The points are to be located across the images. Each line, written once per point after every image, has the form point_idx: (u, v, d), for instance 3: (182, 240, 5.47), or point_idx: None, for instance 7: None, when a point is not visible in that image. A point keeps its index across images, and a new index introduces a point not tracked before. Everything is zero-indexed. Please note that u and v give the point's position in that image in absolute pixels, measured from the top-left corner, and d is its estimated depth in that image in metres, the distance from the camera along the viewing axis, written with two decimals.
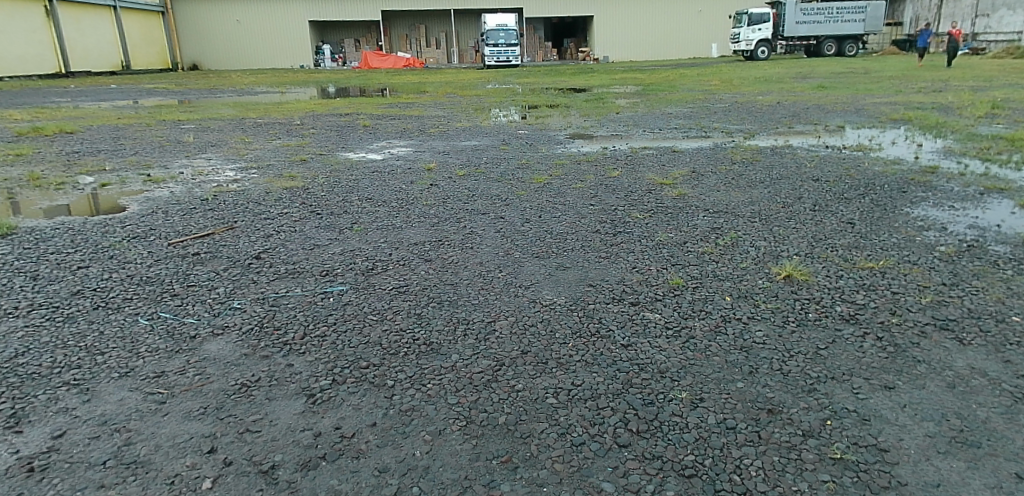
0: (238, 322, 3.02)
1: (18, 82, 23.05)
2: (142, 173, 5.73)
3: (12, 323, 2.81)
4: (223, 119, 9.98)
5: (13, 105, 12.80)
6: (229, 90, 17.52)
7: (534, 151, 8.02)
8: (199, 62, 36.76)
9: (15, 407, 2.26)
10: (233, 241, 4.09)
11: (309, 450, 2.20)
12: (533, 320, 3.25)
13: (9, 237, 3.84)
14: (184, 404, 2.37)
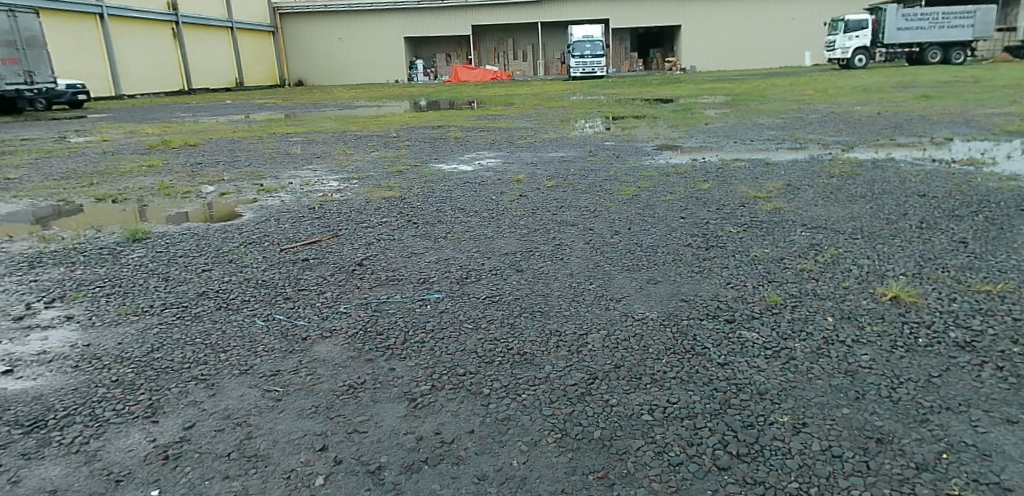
0: (344, 326, 3.16)
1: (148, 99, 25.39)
2: (255, 183, 6.12)
3: (149, 320, 3.05)
4: (326, 132, 10.53)
5: (146, 120, 14.09)
6: (330, 104, 18.51)
7: (622, 163, 7.94)
8: (304, 78, 39.05)
9: (152, 398, 2.42)
10: (337, 248, 4.30)
11: (411, 453, 2.26)
12: (626, 335, 3.21)
13: (145, 242, 4.19)
14: (298, 402, 2.50)
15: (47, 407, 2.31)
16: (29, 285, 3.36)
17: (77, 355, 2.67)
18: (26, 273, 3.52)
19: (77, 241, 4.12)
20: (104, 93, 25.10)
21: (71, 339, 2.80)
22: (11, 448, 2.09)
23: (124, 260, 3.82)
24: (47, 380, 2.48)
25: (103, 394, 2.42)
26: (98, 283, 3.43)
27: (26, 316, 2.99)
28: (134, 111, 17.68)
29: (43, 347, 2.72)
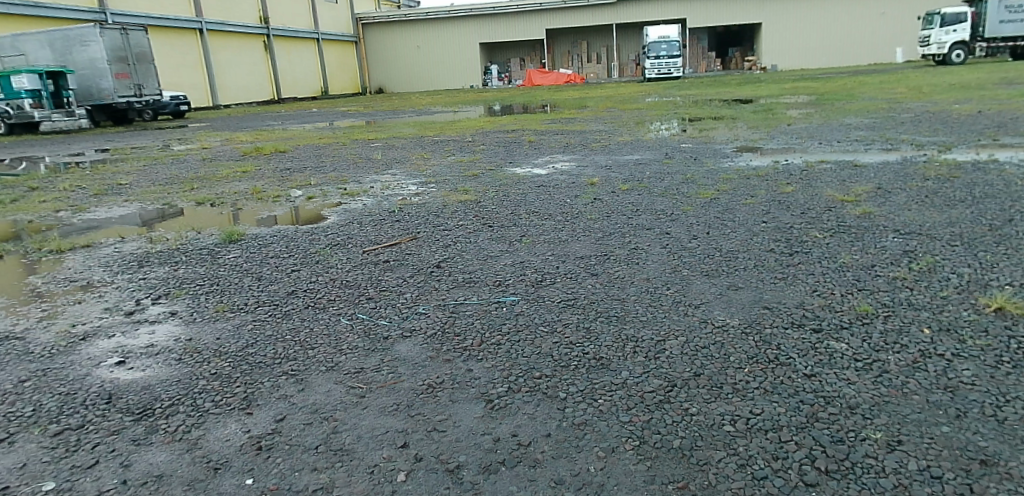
0: (424, 327, 3.24)
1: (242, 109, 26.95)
2: (340, 188, 6.35)
3: (244, 317, 3.22)
4: (405, 137, 10.82)
5: (240, 129, 14.94)
6: (408, 110, 19.01)
7: (700, 165, 7.72)
8: (384, 86, 40.35)
9: (247, 391, 2.56)
10: (416, 250, 4.41)
11: (488, 454, 2.28)
12: (705, 342, 3.11)
13: (240, 243, 4.44)
14: (381, 399, 2.58)
15: (154, 396, 2.47)
16: (138, 282, 3.61)
17: (181, 349, 2.85)
18: (136, 271, 3.79)
19: (181, 242, 4.41)
20: (203, 103, 26.80)
21: (175, 334, 2.99)
22: (123, 432, 2.24)
23: (222, 260, 4.06)
24: (155, 371, 2.66)
25: (203, 386, 2.56)
26: (199, 282, 3.66)
27: (135, 312, 3.22)
28: (229, 120, 18.79)
29: (152, 340, 2.92)
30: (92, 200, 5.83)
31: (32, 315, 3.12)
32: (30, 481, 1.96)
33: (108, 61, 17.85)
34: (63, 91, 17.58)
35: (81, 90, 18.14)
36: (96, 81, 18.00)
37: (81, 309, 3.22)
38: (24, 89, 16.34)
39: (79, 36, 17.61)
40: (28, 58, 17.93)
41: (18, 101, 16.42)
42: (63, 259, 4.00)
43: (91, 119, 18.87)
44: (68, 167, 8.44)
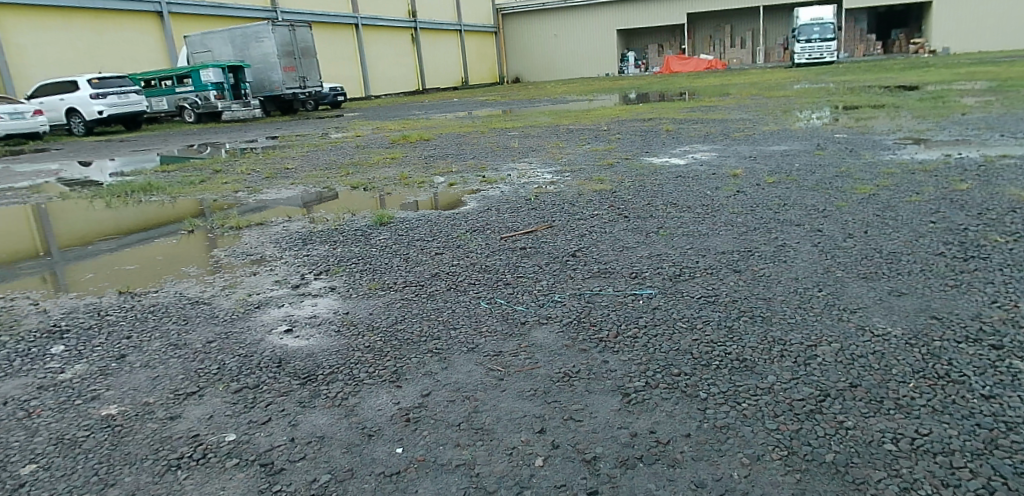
0: (560, 315, 3.25)
1: (388, 99, 28.55)
2: (479, 175, 6.54)
3: (393, 295, 3.42)
4: (540, 126, 10.93)
5: (387, 118, 15.83)
6: (544, 100, 19.15)
7: (857, 158, 7.09)
8: (520, 75, 41.05)
9: (396, 365, 2.71)
10: (552, 238, 4.43)
11: (626, 448, 2.23)
12: (862, 351, 2.85)
13: (389, 225, 4.71)
14: (519, 384, 2.62)
15: (317, 364, 2.68)
16: (302, 259, 3.94)
17: (339, 321, 3.08)
18: (300, 249, 4.14)
19: (337, 224, 4.75)
20: (357, 94, 28.75)
21: (334, 307, 3.24)
22: (292, 394, 2.46)
23: (373, 241, 4.32)
24: (318, 340, 2.89)
25: (358, 358, 2.75)
26: (354, 260, 3.94)
27: (300, 285, 3.52)
28: (376, 110, 19.96)
29: (314, 312, 3.18)
30: (264, 182, 6.45)
31: (216, 284, 3.52)
32: (215, 430, 2.21)
33: (278, 56, 19.61)
34: (241, 84, 19.61)
35: (256, 83, 20.16)
36: (268, 74, 19.87)
37: (255, 280, 3.57)
38: (210, 82, 18.43)
39: (255, 32, 19.35)
40: (214, 54, 20.02)
41: (205, 93, 18.57)
42: (240, 235, 4.44)
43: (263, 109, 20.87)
44: (244, 152, 9.42)
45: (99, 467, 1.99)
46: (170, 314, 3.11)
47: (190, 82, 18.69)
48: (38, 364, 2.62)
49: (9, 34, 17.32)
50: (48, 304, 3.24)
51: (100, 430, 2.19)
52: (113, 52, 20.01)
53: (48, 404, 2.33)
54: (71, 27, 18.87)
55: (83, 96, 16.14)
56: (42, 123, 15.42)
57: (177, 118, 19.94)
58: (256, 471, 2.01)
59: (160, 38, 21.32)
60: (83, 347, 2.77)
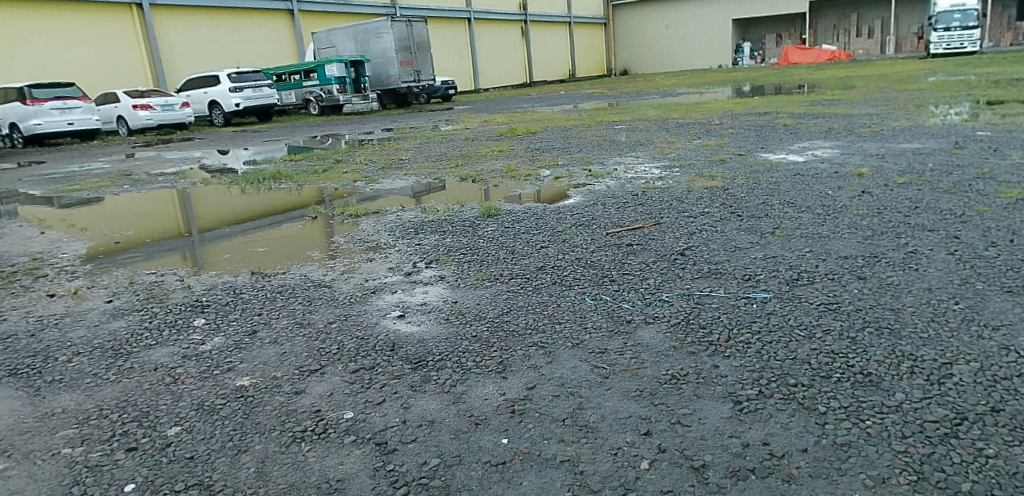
0: (668, 315, 3.16)
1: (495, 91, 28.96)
2: (585, 169, 6.48)
3: (499, 287, 3.47)
4: (648, 119, 10.69)
5: (493, 111, 16.06)
6: (652, 92, 18.72)
7: (1003, 158, 6.38)
8: (628, 66, 40.40)
9: (502, 356, 2.74)
10: (660, 235, 4.32)
11: (737, 458, 2.13)
12: (1008, 374, 2.56)
13: (496, 217, 4.78)
14: (624, 383, 2.57)
15: (427, 351, 2.78)
16: (414, 248, 4.08)
17: (448, 310, 3.17)
18: (413, 238, 4.29)
19: (447, 214, 4.88)
20: (466, 87, 29.43)
21: (444, 296, 3.34)
22: (404, 378, 2.56)
23: (481, 233, 4.40)
24: (428, 327, 2.99)
25: (467, 347, 2.82)
26: (462, 250, 4.03)
27: (411, 273, 3.65)
28: (483, 103, 20.32)
29: (425, 299, 3.29)
30: (380, 172, 6.73)
31: (336, 268, 3.72)
32: (335, 407, 2.34)
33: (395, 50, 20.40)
34: (361, 78, 20.52)
35: (374, 77, 21.09)
36: (385, 68, 20.71)
37: (371, 267, 3.74)
38: (334, 76, 19.45)
39: (375, 29, 20.41)
40: (337, 50, 21.35)
41: (329, 86, 19.58)
42: (358, 223, 4.66)
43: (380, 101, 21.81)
44: (362, 143, 9.90)
45: (234, 434, 2.17)
46: (295, 295, 3.33)
47: (316, 76, 19.74)
48: (183, 335, 2.88)
49: (164, 32, 19.63)
50: (191, 281, 3.56)
51: (235, 399, 2.38)
52: (249, 48, 22.03)
53: (191, 372, 2.56)
54: (215, 25, 20.96)
55: (222, 90, 17.55)
56: (188, 114, 16.89)
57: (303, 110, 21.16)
58: (371, 449, 2.11)
59: (290, 35, 23.21)
60: (221, 321, 3.02)
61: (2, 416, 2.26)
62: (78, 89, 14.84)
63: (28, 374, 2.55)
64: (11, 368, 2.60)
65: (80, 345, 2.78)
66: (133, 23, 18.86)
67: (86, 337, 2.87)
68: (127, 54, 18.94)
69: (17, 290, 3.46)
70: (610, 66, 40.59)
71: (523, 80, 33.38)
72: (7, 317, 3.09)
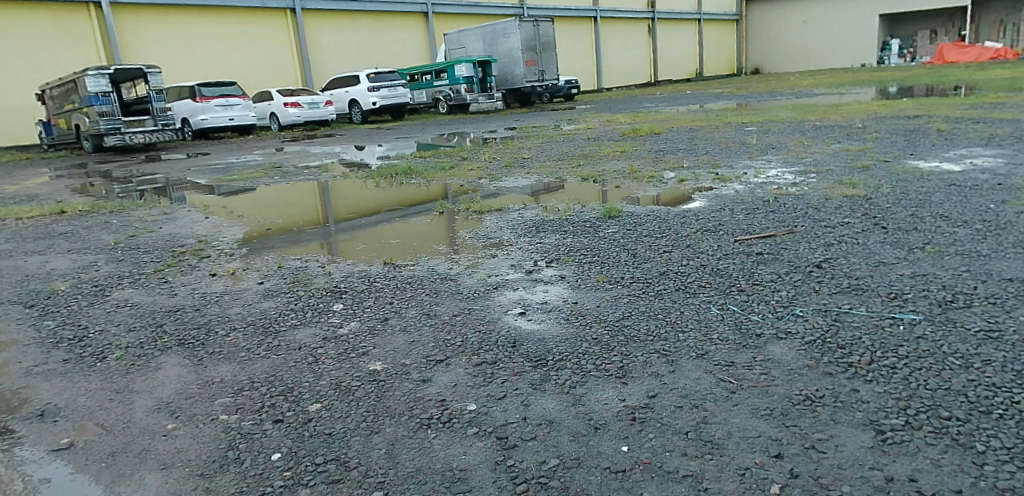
0: (801, 331, 2.96)
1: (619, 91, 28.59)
2: (712, 172, 6.26)
3: (619, 290, 3.43)
4: (782, 121, 10.12)
5: (616, 110, 15.86)
6: (785, 93, 17.68)
7: None
8: (761, 66, 38.54)
9: (622, 361, 2.70)
10: (794, 245, 4.07)
11: (879, 493, 1.94)
12: None
13: (618, 218, 4.73)
14: (752, 400, 2.44)
15: (547, 349, 2.79)
16: (535, 246, 4.13)
17: (569, 310, 3.17)
18: (535, 236, 4.34)
19: (569, 214, 4.89)
20: (589, 86, 29.33)
21: (565, 296, 3.34)
22: (525, 375, 2.59)
23: (603, 234, 4.36)
24: (549, 326, 3.01)
25: (586, 348, 2.80)
26: (583, 251, 4.02)
27: (533, 271, 3.69)
28: (604, 103, 20.11)
29: (546, 298, 3.31)
30: (503, 170, 6.86)
31: (461, 263, 3.83)
32: (459, 398, 2.42)
33: (522, 50, 20.71)
34: (488, 78, 20.99)
35: (500, 77, 21.54)
36: (510, 68, 21.10)
37: (493, 263, 3.82)
38: (462, 76, 19.97)
39: (503, 29, 20.81)
40: (467, 50, 22.09)
41: (458, 86, 20.25)
42: (482, 219, 4.79)
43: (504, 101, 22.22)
44: (487, 142, 10.15)
45: (367, 415, 2.30)
46: (424, 286, 3.47)
47: (447, 75, 20.42)
48: (323, 318, 3.10)
49: (314, 34, 21.54)
50: (331, 267, 3.81)
51: (369, 382, 2.52)
52: (385, 49, 23.37)
53: (330, 353, 2.75)
54: (357, 28, 22.50)
55: (362, 89, 18.66)
56: (330, 112, 17.96)
57: (433, 109, 22.02)
58: (493, 443, 2.16)
59: (422, 35, 24.32)
60: (357, 307, 3.22)
61: (171, 381, 2.53)
62: (238, 88, 16.29)
63: (194, 344, 2.85)
64: (179, 337, 2.91)
65: (237, 321, 3.07)
66: (286, 27, 20.80)
67: (241, 314, 3.15)
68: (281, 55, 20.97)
69: (186, 268, 3.87)
70: (741, 65, 38.94)
71: (648, 80, 32.68)
72: (178, 292, 3.46)
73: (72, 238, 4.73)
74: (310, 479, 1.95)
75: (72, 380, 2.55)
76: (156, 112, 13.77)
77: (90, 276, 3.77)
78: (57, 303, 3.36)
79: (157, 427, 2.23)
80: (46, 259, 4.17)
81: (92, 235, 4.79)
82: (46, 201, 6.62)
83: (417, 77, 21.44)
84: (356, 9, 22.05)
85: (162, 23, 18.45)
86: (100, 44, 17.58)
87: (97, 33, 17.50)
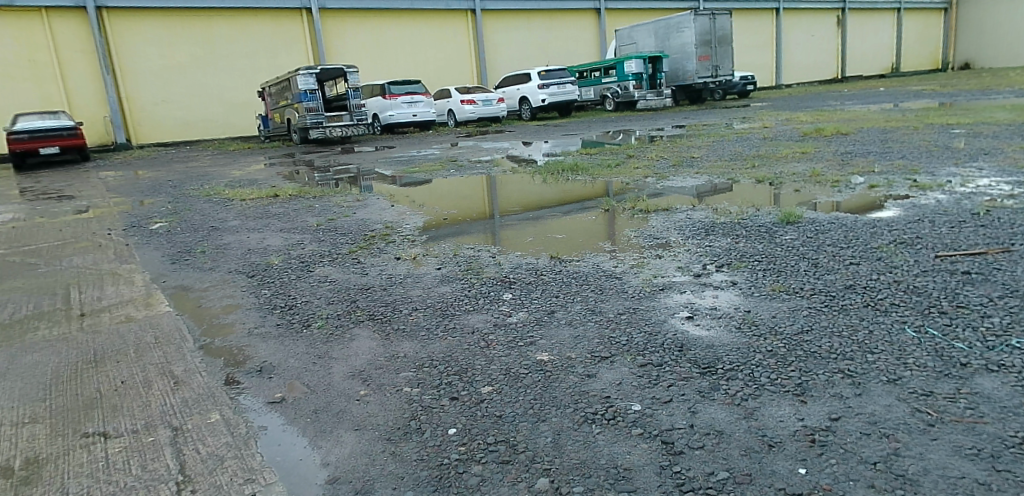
0: (1019, 365, 2.55)
1: (799, 88, 26.49)
2: (909, 178, 5.63)
3: (798, 301, 3.20)
4: (1001, 123, 8.79)
5: (797, 109, 14.69)
6: (1005, 90, 15.27)
7: None
8: (972, 60, 33.71)
9: (801, 378, 2.53)
10: (1010, 266, 3.52)
11: None
12: None
13: (796, 225, 4.41)
14: (955, 436, 2.15)
15: (717, 357, 2.70)
16: (705, 249, 4.00)
17: (740, 318, 3.04)
18: (703, 238, 4.19)
19: (741, 217, 4.66)
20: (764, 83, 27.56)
21: (736, 303, 3.21)
22: (692, 381, 2.53)
23: (779, 241, 4.11)
24: (718, 333, 2.90)
25: (760, 361, 2.66)
26: (757, 257, 3.82)
27: (702, 275, 3.58)
28: (782, 101, 18.69)
29: (716, 304, 3.20)
30: (670, 169, 6.69)
31: (626, 262, 3.81)
32: (624, 397, 2.41)
33: (696, 45, 19.97)
34: (658, 74, 20.51)
35: (671, 73, 20.94)
36: (683, 64, 20.44)
37: (660, 264, 3.76)
38: (632, 73, 19.68)
39: (677, 23, 20.20)
40: (638, 46, 21.83)
41: (626, 83, 20.00)
42: (648, 219, 4.70)
43: (672, 98, 21.60)
44: (654, 139, 9.95)
45: (535, 403, 2.38)
46: (589, 283, 3.50)
47: (615, 72, 20.34)
48: (494, 305, 3.25)
49: (491, 33, 22.54)
50: (502, 258, 3.97)
51: (536, 371, 2.61)
52: (553, 47, 23.74)
53: (500, 339, 2.88)
54: (528, 26, 23.12)
55: (532, 86, 19.08)
56: (502, 109, 18.57)
57: (599, 106, 22.02)
58: (658, 446, 2.13)
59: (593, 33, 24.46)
60: (526, 298, 3.33)
61: (363, 352, 2.80)
62: (422, 86, 17.51)
63: (381, 320, 3.13)
64: (370, 312, 3.22)
65: (418, 302, 3.32)
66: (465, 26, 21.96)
67: (422, 296, 3.40)
68: (458, 53, 22.18)
69: (375, 250, 4.25)
70: (946, 60, 34.37)
71: (833, 75, 29.96)
72: (368, 272, 3.82)
73: (283, 218, 5.39)
74: (482, 457, 2.07)
75: (283, 343, 2.91)
76: (353, 108, 15.15)
77: (298, 253, 4.28)
78: (273, 275, 3.85)
79: (352, 391, 2.49)
80: (263, 236, 4.79)
81: (299, 217, 5.41)
82: (263, 185, 7.60)
83: (587, 74, 21.67)
84: (530, 7, 22.72)
85: (356, 26, 20.32)
86: (308, 45, 19.82)
87: (308, 36, 19.77)
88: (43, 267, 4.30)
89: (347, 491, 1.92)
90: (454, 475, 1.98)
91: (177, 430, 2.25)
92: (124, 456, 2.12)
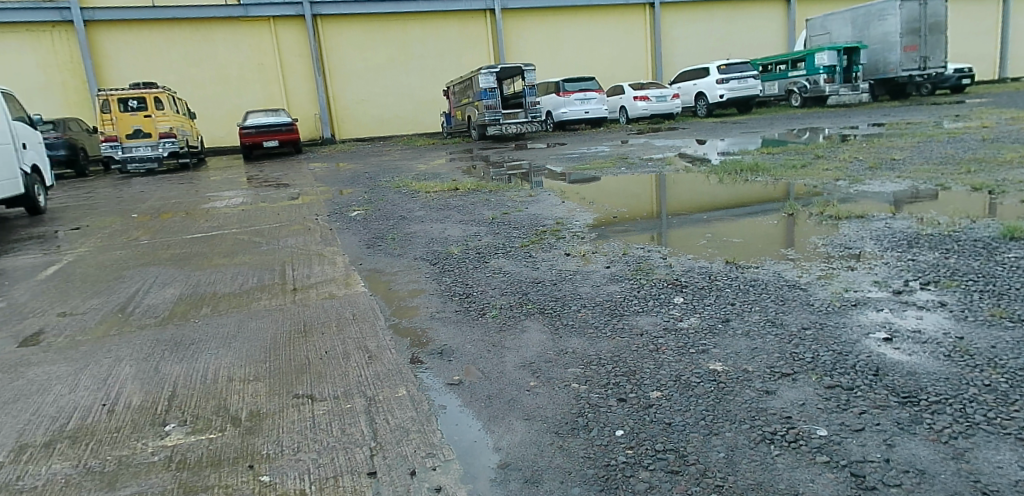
0: None
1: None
2: None
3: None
4: None
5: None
6: None
7: None
8: None
9: None
10: None
11: None
12: None
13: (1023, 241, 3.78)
14: None
15: (920, 386, 2.41)
16: (907, 263, 3.58)
17: (950, 345, 2.68)
18: (904, 251, 3.76)
19: (952, 229, 4.11)
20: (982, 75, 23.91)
21: (945, 327, 2.83)
22: (888, 410, 2.28)
23: (1001, 259, 3.55)
24: (921, 359, 2.59)
25: (974, 395, 2.33)
26: (973, 276, 3.34)
27: (903, 292, 3.21)
28: (1007, 96, 16.05)
29: (919, 326, 2.86)
30: (867, 172, 6.07)
31: (812, 272, 3.54)
32: (807, 419, 2.25)
33: (902, 33, 17.86)
34: (854, 66, 18.67)
35: (869, 65, 18.92)
36: (884, 55, 18.37)
37: (852, 276, 3.44)
38: (823, 66, 18.13)
39: (879, 10, 18.16)
40: (831, 36, 19.98)
41: (816, 76, 18.45)
42: (838, 226, 4.31)
43: (870, 92, 19.54)
44: (846, 139, 9.09)
45: (707, 414, 2.30)
46: (769, 292, 3.30)
47: (804, 65, 18.84)
48: (665, 309, 3.18)
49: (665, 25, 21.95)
50: (673, 260, 3.88)
51: (708, 381, 2.51)
52: (730, 39, 22.57)
53: (670, 344, 2.82)
54: (704, 18, 22.21)
55: (710, 81, 18.31)
56: (676, 105, 18.02)
57: (783, 101, 20.56)
58: (846, 477, 1.95)
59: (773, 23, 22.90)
60: (697, 303, 3.22)
61: (533, 343, 2.89)
62: (596, 83, 17.52)
63: (550, 314, 3.20)
64: (541, 306, 3.31)
65: (587, 299, 3.35)
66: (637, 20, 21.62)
67: (591, 293, 3.43)
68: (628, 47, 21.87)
69: (547, 245, 4.35)
70: None
71: None
72: (539, 266, 3.92)
73: (461, 211, 5.70)
74: (650, 464, 2.04)
75: (460, 329, 3.10)
76: (528, 105, 15.60)
77: (475, 244, 4.50)
78: (452, 264, 4.10)
79: (522, 381, 2.58)
80: (444, 227, 5.11)
81: (476, 210, 5.69)
82: (443, 179, 8.09)
83: (770, 67, 20.31)
84: None
85: (531, 24, 20.84)
86: (486, 42, 20.68)
87: (487, 35, 20.64)
88: (265, 244, 4.97)
89: (516, 479, 1.99)
90: (622, 477, 1.98)
91: (371, 400, 2.49)
92: (327, 418, 2.39)
